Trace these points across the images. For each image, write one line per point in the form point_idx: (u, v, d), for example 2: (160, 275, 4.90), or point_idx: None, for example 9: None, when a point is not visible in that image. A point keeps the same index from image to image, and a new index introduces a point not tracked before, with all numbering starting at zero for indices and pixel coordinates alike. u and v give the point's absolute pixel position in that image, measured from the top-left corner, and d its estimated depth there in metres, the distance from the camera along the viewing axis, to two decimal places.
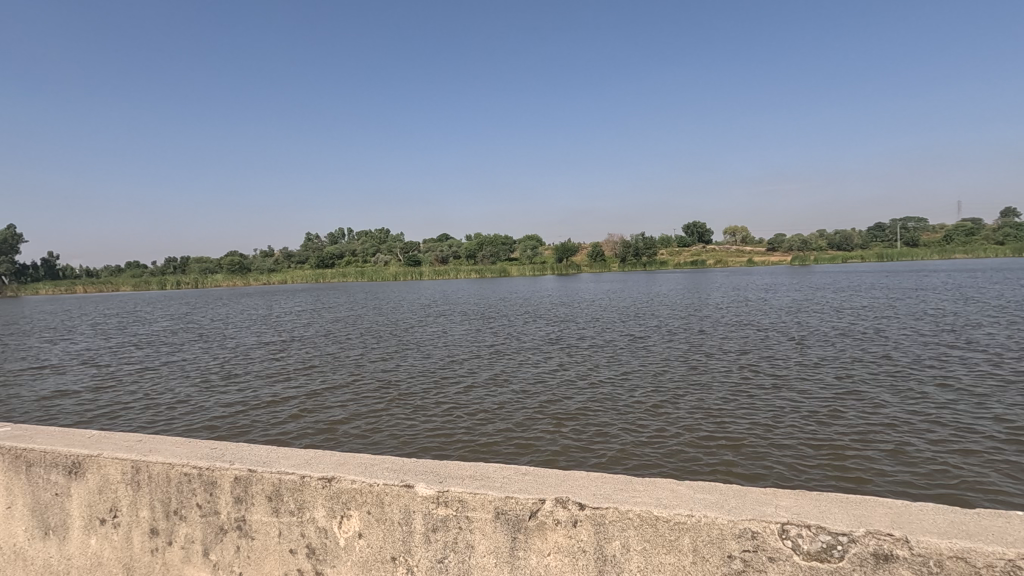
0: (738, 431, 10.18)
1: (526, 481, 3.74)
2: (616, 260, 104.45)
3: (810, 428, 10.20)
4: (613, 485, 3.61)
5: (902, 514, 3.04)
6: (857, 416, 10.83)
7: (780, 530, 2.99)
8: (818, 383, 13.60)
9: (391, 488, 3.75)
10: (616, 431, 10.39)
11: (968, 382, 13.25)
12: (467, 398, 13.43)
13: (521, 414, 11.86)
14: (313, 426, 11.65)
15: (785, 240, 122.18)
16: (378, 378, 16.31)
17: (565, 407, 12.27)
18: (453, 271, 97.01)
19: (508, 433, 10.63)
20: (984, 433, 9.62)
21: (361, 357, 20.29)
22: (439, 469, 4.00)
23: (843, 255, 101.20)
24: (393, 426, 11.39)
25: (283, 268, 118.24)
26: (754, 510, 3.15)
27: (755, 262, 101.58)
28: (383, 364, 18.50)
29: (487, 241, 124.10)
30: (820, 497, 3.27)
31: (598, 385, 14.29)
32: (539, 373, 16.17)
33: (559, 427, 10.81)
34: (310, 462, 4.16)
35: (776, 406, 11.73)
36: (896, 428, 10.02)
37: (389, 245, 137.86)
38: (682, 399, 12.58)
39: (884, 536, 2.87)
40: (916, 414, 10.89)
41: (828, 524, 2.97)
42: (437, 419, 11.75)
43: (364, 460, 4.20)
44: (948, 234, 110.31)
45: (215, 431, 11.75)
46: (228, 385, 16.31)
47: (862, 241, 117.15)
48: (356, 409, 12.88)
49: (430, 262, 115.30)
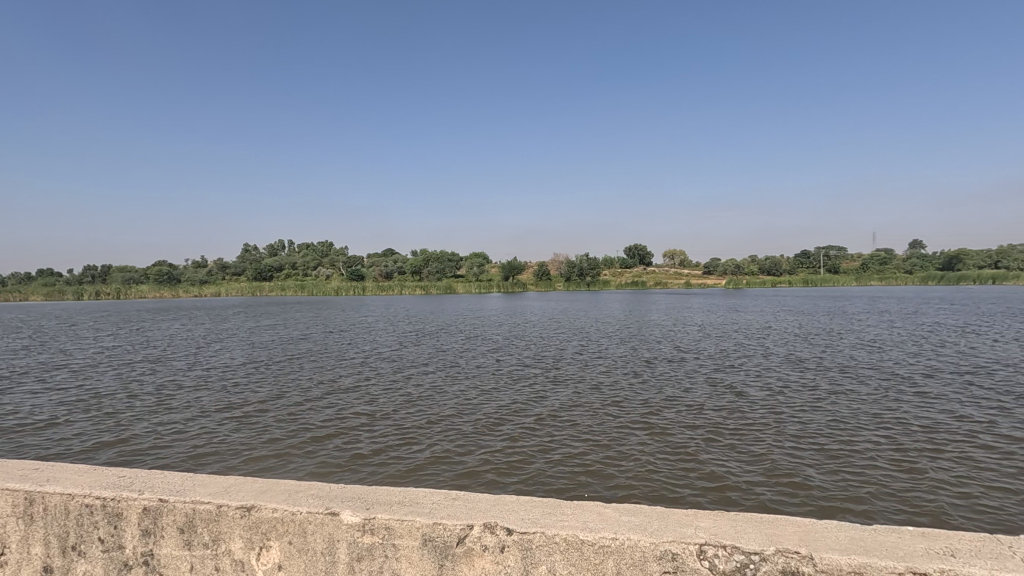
0: (668, 451, 10.48)
1: (456, 506, 3.70)
2: (560, 279, 105.96)
3: (736, 448, 10.64)
4: (542, 508, 3.64)
5: (810, 532, 3.21)
6: (778, 436, 11.40)
7: (698, 550, 3.09)
8: (747, 405, 14.20)
9: (315, 516, 3.62)
10: (550, 452, 10.47)
11: (878, 405, 14.16)
12: (404, 420, 13.16)
13: (456, 436, 11.73)
14: (238, 451, 11.06)
15: (719, 264, 128.21)
16: (317, 399, 15.74)
17: (506, 428, 12.25)
18: (397, 287, 95.48)
19: (444, 455, 10.48)
20: (887, 453, 10.35)
21: (299, 377, 19.51)
22: (368, 495, 3.90)
23: (772, 279, 106.74)
24: (324, 449, 10.99)
25: (215, 281, 111.91)
26: (675, 532, 3.25)
27: (692, 284, 105.45)
28: (323, 385, 17.87)
29: (434, 259, 123.13)
30: (736, 518, 3.40)
31: (537, 406, 14.36)
32: (484, 394, 16.06)
33: (495, 449, 10.76)
34: (230, 491, 3.96)
35: (704, 427, 12.20)
36: (812, 449, 10.59)
37: (332, 258, 134.36)
38: (624, 420, 12.82)
39: (791, 553, 3.00)
40: (831, 434, 11.58)
41: (741, 544, 3.10)
42: (371, 441, 11.46)
43: (289, 487, 4.04)
44: (864, 263, 118.91)
45: (126, 457, 10.92)
46: (147, 407, 15.21)
47: (789, 268, 124.10)
48: (287, 432, 12.32)
49: (374, 278, 112.89)
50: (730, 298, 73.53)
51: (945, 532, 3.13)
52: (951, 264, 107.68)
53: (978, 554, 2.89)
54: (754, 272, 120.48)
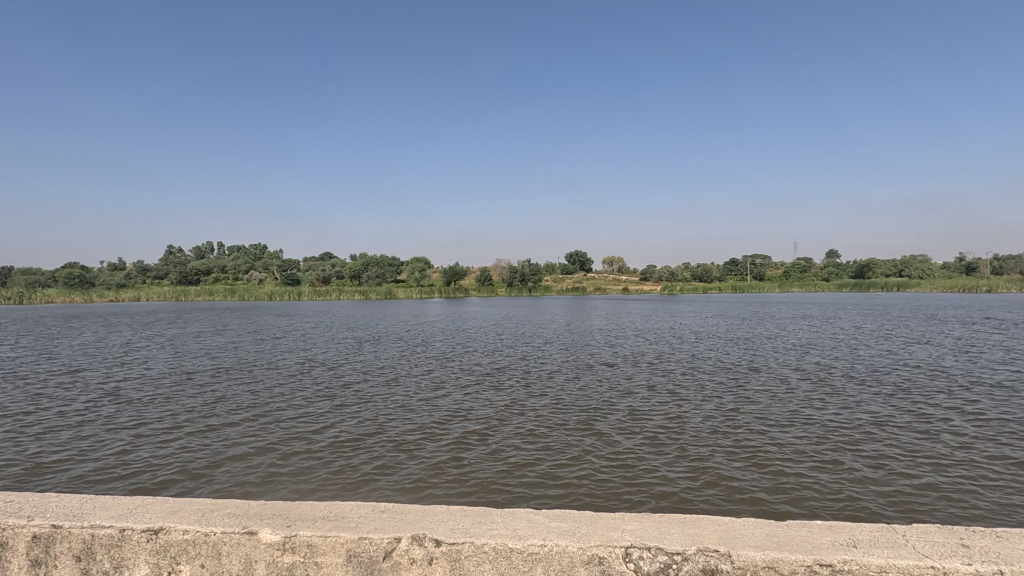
0: (603, 454, 10.69)
1: (383, 519, 3.60)
2: (502, 285, 106.29)
3: (667, 450, 11.00)
4: (472, 518, 3.59)
5: (728, 530, 3.34)
6: (706, 437, 11.89)
7: (623, 553, 3.15)
8: (679, 408, 14.75)
9: (231, 537, 3.42)
10: (487, 460, 10.43)
11: (797, 405, 15.06)
12: (338, 431, 12.75)
13: (392, 446, 11.47)
14: (154, 469, 10.33)
15: (655, 271, 132.65)
16: (247, 411, 14.99)
17: (444, 437, 12.11)
18: (335, 292, 92.75)
19: (379, 466, 10.22)
20: (804, 449, 11.00)
21: (228, 388, 18.53)
22: (290, 512, 3.72)
23: (704, 286, 111.48)
24: (251, 464, 10.45)
25: (134, 285, 104.44)
26: (602, 536, 3.29)
27: (629, 290, 108.67)
28: (253, 396, 17.05)
29: (374, 263, 120.58)
30: (661, 519, 3.49)
31: (475, 413, 14.31)
32: (424, 402, 15.80)
33: (431, 458, 10.61)
34: (135, 513, 3.67)
35: (637, 430, 12.54)
36: (737, 447, 11.11)
37: (266, 262, 128.89)
38: (563, 426, 12.97)
39: (711, 552, 3.10)
40: (755, 433, 12.19)
41: (665, 545, 3.17)
42: (302, 454, 11.03)
43: (203, 506, 3.80)
44: (787, 271, 126.57)
45: (22, 480, 9.94)
46: (51, 424, 13.96)
47: (719, 276, 130.15)
48: (209, 447, 11.64)
49: (310, 283, 109.13)
50: (665, 304, 76.03)
51: (848, 525, 3.34)
52: (862, 272, 116.52)
53: (876, 544, 3.10)
54: (687, 279, 125.62)
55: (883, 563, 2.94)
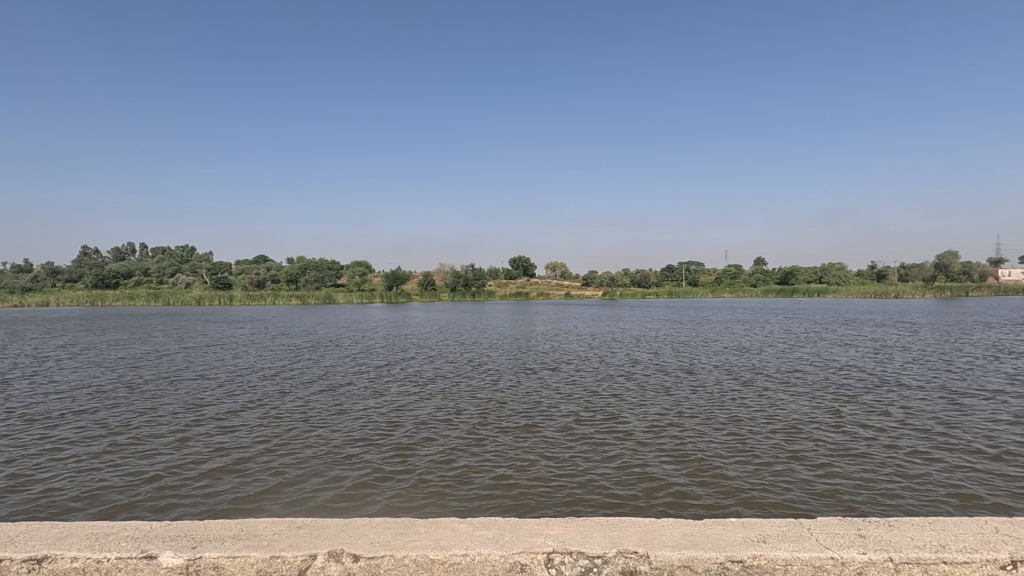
0: (539, 460, 10.75)
1: (299, 535, 3.43)
2: (445, 290, 105.44)
3: (602, 453, 11.20)
4: (394, 530, 3.49)
5: (648, 531, 3.40)
6: (639, 439, 12.21)
7: (546, 559, 3.13)
8: (614, 412, 15.09)
9: (128, 562, 3.16)
10: (422, 469, 10.25)
11: (725, 406, 15.76)
12: (266, 443, 12.19)
13: (324, 457, 11.07)
14: (55, 489, 9.48)
15: (596, 277, 135.63)
16: (166, 424, 14.07)
17: (379, 446, 11.82)
18: (269, 296, 89.07)
19: (309, 478, 9.83)
20: (729, 447, 11.50)
21: (147, 400, 17.35)
22: (197, 532, 3.49)
23: (642, 291, 115.05)
24: (167, 482, 9.79)
25: (41, 289, 96.04)
26: (525, 543, 3.27)
27: (571, 295, 110.63)
28: (176, 408, 16.05)
29: (312, 267, 116.77)
30: (584, 523, 3.52)
31: (413, 421, 14.07)
32: (361, 411, 15.38)
33: (365, 468, 10.31)
34: (17, 541, 3.33)
35: (574, 434, 12.72)
36: (668, 449, 11.47)
37: (194, 264, 122.08)
38: (501, 432, 12.96)
39: (630, 554, 3.15)
40: (685, 434, 12.64)
41: (586, 549, 3.19)
42: (226, 469, 10.45)
43: (98, 530, 3.50)
44: (719, 277, 132.71)
45: None
46: None
47: (657, 281, 134.77)
48: (121, 464, 10.82)
49: (242, 287, 104.22)
50: (605, 309, 77.80)
51: (759, 520, 3.49)
52: (787, 278, 124.04)
53: (783, 538, 3.25)
54: (626, 284, 129.39)
55: (790, 557, 3.08)
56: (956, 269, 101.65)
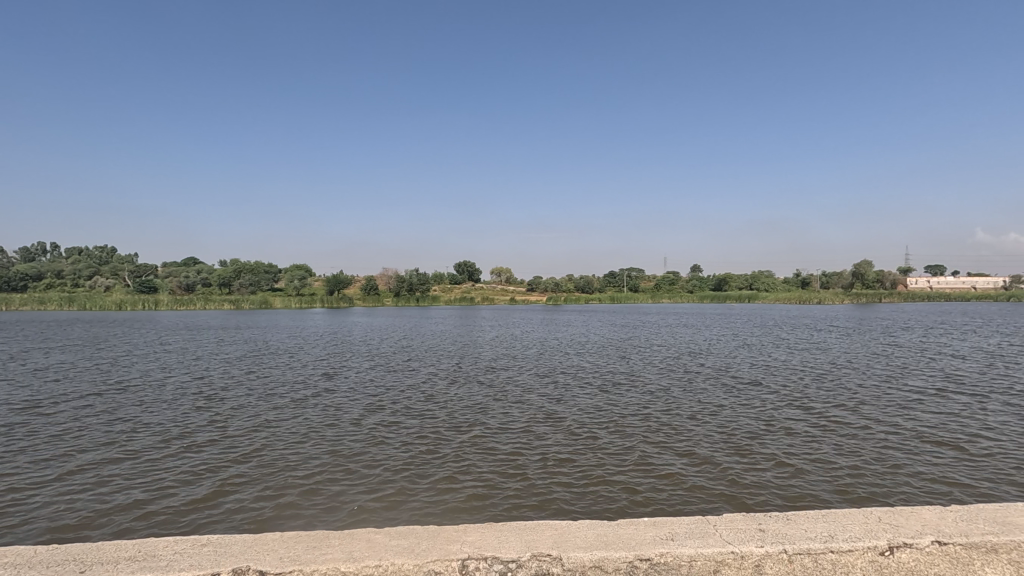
0: (473, 466, 10.72)
1: (203, 553, 3.26)
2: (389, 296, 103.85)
3: (535, 458, 11.32)
4: (306, 543, 3.37)
5: (564, 534, 3.45)
6: (572, 444, 12.40)
7: (460, 565, 3.13)
8: (551, 417, 15.31)
9: None
10: (354, 478, 10.02)
11: (656, 410, 16.32)
12: (187, 458, 11.56)
13: (250, 470, 10.61)
14: None
15: (541, 281, 137.34)
16: (78, 441, 13.07)
17: (310, 456, 11.44)
18: (201, 301, 84.76)
19: (232, 493, 9.39)
20: (658, 449, 11.91)
21: (57, 414, 16.07)
22: (90, 553, 3.26)
23: (585, 296, 117.73)
24: (72, 503, 9.09)
25: None
26: (441, 550, 3.25)
27: (515, 300, 111.67)
28: (90, 422, 14.97)
29: (248, 270, 112.14)
30: (502, 528, 3.54)
31: (346, 430, 13.70)
32: (296, 421, 14.81)
33: (293, 480, 9.95)
34: None
35: (509, 440, 12.78)
36: (600, 452, 11.73)
37: (116, 266, 114.21)
38: (438, 439, 12.86)
39: (544, 557, 3.18)
40: (617, 437, 12.99)
41: (501, 554, 3.20)
42: (141, 487, 9.82)
43: None
44: (657, 283, 137.65)
45: None
46: None
47: (599, 287, 137.84)
48: (20, 485, 9.96)
49: (170, 291, 98.59)
50: (551, 314, 78.83)
51: (669, 519, 3.62)
52: (720, 285, 130.32)
53: (690, 535, 3.39)
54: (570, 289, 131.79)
55: (694, 553, 3.21)
56: (870, 277, 109.91)
